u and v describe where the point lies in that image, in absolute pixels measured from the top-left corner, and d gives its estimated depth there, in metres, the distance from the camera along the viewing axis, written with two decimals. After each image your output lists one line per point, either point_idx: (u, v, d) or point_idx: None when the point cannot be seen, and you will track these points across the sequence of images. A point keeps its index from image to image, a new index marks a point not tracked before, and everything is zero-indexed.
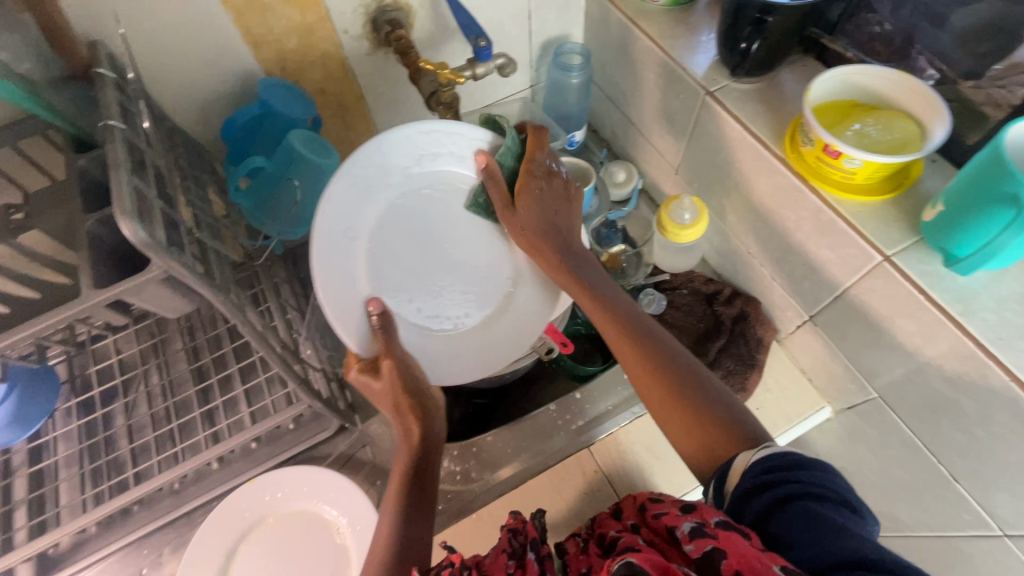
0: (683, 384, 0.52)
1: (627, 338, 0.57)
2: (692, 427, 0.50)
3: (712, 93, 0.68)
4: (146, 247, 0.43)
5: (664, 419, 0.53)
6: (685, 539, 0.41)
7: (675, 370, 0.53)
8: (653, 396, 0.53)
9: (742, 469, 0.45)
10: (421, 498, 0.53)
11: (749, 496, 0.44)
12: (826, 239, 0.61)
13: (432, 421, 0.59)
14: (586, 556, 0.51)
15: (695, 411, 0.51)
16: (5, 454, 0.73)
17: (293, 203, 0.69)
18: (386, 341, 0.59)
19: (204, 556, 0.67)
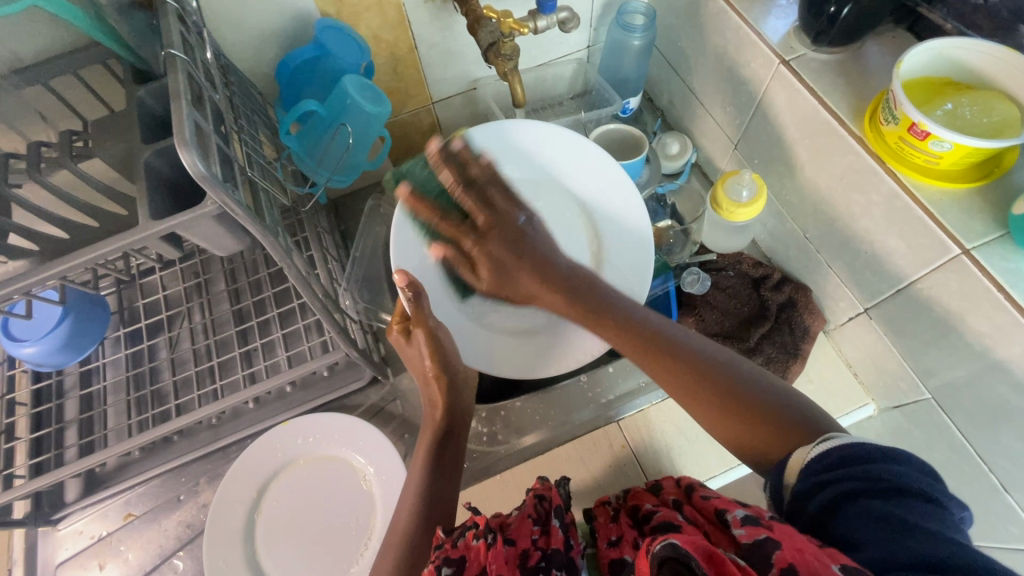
0: (745, 392, 0.47)
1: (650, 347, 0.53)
2: (734, 416, 0.47)
3: (788, 62, 0.63)
4: (204, 180, 0.43)
5: (719, 427, 0.48)
6: (736, 523, 0.42)
7: (703, 358, 0.51)
8: (703, 411, 0.49)
9: (801, 464, 0.41)
10: (446, 463, 0.56)
11: (806, 497, 0.40)
12: (897, 226, 0.57)
13: (456, 396, 0.61)
14: (616, 525, 0.54)
15: (739, 398, 0.47)
16: (58, 375, 0.77)
17: (342, 148, 0.67)
18: (418, 310, 0.59)
19: (237, 489, 0.70)
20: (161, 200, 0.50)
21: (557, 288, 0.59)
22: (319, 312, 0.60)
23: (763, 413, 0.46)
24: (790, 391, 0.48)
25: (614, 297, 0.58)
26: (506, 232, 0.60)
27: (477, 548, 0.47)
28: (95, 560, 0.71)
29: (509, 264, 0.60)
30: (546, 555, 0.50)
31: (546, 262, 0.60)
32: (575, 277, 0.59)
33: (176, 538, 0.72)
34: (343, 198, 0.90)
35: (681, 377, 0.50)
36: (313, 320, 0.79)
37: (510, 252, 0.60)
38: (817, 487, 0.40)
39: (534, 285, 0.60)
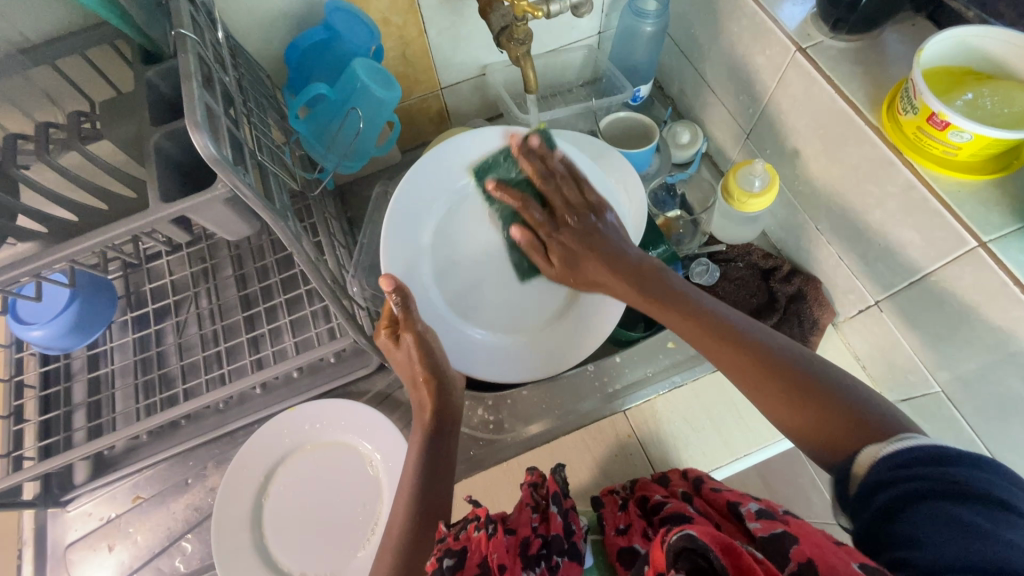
0: (797, 375, 0.46)
1: (711, 334, 0.51)
2: (800, 404, 0.45)
3: (805, 49, 0.62)
4: (215, 161, 0.42)
5: (790, 421, 0.45)
6: (751, 517, 0.44)
7: (772, 349, 0.48)
8: (769, 395, 0.47)
9: (870, 462, 0.39)
10: (438, 463, 0.55)
11: (877, 489, 0.38)
12: (912, 218, 0.56)
13: (446, 399, 0.60)
14: (623, 514, 0.55)
15: (803, 388, 0.45)
16: (66, 359, 0.77)
17: (352, 133, 0.67)
18: (407, 316, 0.59)
19: (245, 474, 0.70)
20: (171, 183, 0.50)
21: (624, 274, 0.60)
22: (328, 298, 0.60)
23: (835, 404, 0.43)
24: (858, 384, 0.45)
25: (681, 287, 0.58)
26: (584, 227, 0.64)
27: (477, 539, 0.47)
28: (104, 541, 0.72)
29: (577, 252, 0.63)
30: (545, 541, 0.51)
31: (616, 253, 0.62)
32: (640, 265, 0.60)
33: (184, 521, 0.73)
34: (350, 184, 0.89)
35: (740, 365, 0.49)
36: (320, 307, 0.79)
37: (586, 252, 0.63)
38: (880, 487, 0.38)
39: (602, 272, 0.62)
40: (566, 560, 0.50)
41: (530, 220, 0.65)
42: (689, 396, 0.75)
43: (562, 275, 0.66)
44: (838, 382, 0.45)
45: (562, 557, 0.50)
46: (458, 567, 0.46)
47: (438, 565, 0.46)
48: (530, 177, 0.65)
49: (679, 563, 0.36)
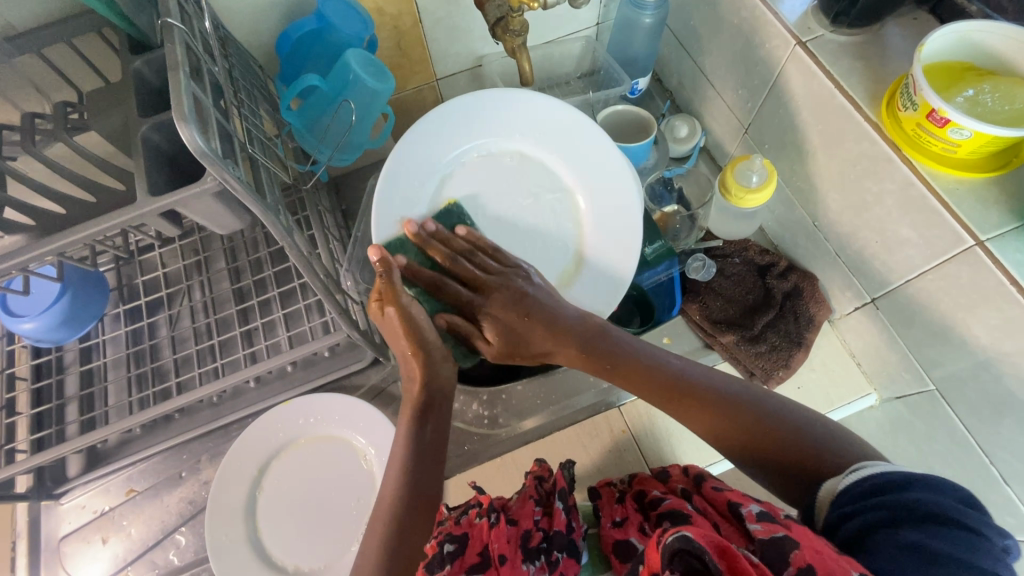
0: (734, 404, 0.52)
1: (667, 394, 0.55)
2: (756, 434, 0.51)
3: (804, 43, 0.61)
4: (203, 155, 0.41)
5: (724, 438, 0.52)
6: (752, 519, 0.43)
7: (718, 390, 0.54)
8: (709, 421, 0.53)
9: (830, 497, 0.45)
10: (429, 451, 0.54)
11: (839, 524, 0.43)
12: (910, 216, 0.56)
13: (437, 372, 0.57)
14: (621, 506, 0.55)
15: (765, 427, 0.51)
16: (58, 351, 0.77)
17: (345, 126, 0.66)
18: (390, 288, 0.56)
19: (239, 468, 0.70)
20: (160, 175, 0.49)
21: (572, 337, 0.60)
22: (320, 292, 0.59)
23: (792, 443, 0.49)
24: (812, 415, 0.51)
25: (632, 346, 0.59)
26: (513, 294, 0.62)
27: (479, 527, 0.50)
28: (98, 534, 0.72)
29: (518, 325, 0.62)
30: (546, 535, 0.51)
31: (561, 317, 0.61)
32: (587, 329, 0.60)
33: (178, 514, 0.73)
34: (345, 176, 0.88)
35: (699, 408, 0.53)
36: (314, 300, 0.78)
37: (520, 325, 0.62)
38: (844, 519, 0.43)
39: (545, 339, 0.61)
40: (565, 555, 0.50)
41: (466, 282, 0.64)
42: None
43: (504, 352, 0.63)
44: (791, 421, 0.51)
45: (562, 553, 0.50)
46: (458, 553, 0.47)
47: (438, 549, 0.47)
48: (451, 253, 0.64)
49: (673, 565, 0.36)
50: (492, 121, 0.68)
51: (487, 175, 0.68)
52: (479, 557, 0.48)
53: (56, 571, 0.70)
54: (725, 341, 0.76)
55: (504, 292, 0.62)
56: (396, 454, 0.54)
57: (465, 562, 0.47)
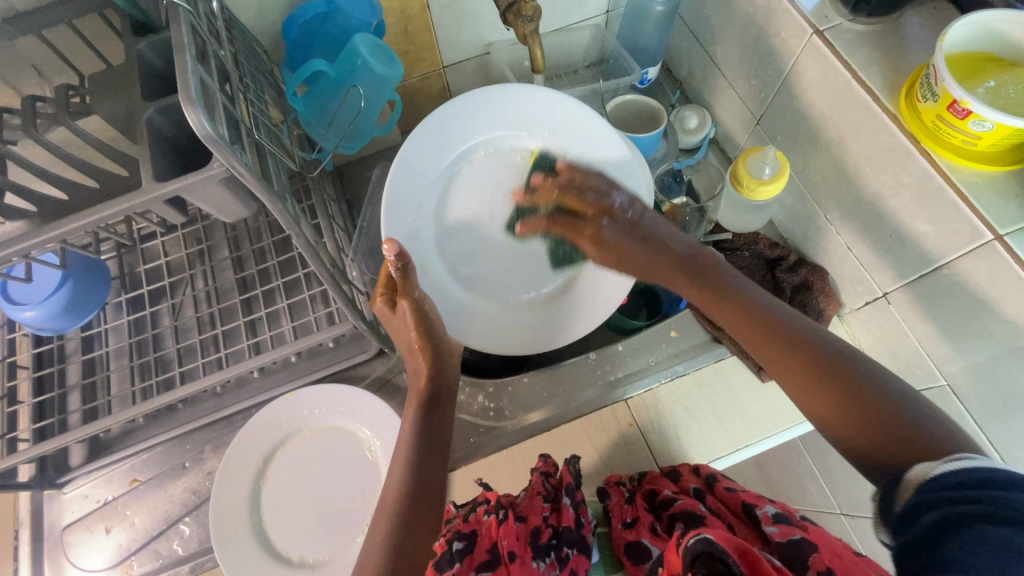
0: (833, 376, 0.46)
1: (768, 339, 0.51)
2: (833, 397, 0.46)
3: (822, 32, 0.60)
4: (210, 140, 0.40)
5: (821, 412, 0.46)
6: (767, 520, 0.44)
7: (832, 354, 0.48)
8: (800, 390, 0.48)
9: (915, 485, 0.38)
10: (432, 443, 0.55)
11: (921, 510, 0.37)
12: (927, 209, 0.55)
13: (444, 363, 0.60)
14: (631, 507, 0.54)
15: (852, 391, 0.45)
16: (59, 340, 0.76)
17: (353, 111, 0.65)
18: (404, 283, 0.55)
19: (243, 459, 0.69)
20: (164, 160, 0.48)
21: (677, 265, 0.58)
22: (326, 282, 0.58)
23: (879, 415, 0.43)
24: (904, 387, 0.45)
25: (733, 279, 0.56)
26: (628, 220, 0.59)
27: (489, 524, 0.49)
28: (101, 524, 0.71)
29: (626, 251, 0.60)
30: (555, 531, 0.51)
31: (665, 245, 0.59)
32: (687, 258, 0.58)
33: (182, 504, 0.72)
34: (349, 165, 0.87)
35: (786, 353, 0.49)
36: (318, 291, 0.77)
37: (637, 245, 0.59)
38: (925, 507, 0.37)
39: (649, 261, 0.59)
40: (575, 552, 0.49)
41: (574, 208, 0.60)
42: (691, 385, 0.74)
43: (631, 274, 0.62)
44: (884, 389, 0.45)
45: (571, 550, 0.49)
46: (467, 551, 0.47)
47: (446, 547, 0.47)
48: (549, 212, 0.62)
49: (695, 567, 0.35)
50: (486, 117, 0.69)
51: (488, 170, 0.69)
52: (489, 554, 0.47)
53: (59, 560, 0.70)
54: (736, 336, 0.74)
55: (614, 211, 0.59)
56: (401, 444, 0.55)
57: (473, 560, 0.46)
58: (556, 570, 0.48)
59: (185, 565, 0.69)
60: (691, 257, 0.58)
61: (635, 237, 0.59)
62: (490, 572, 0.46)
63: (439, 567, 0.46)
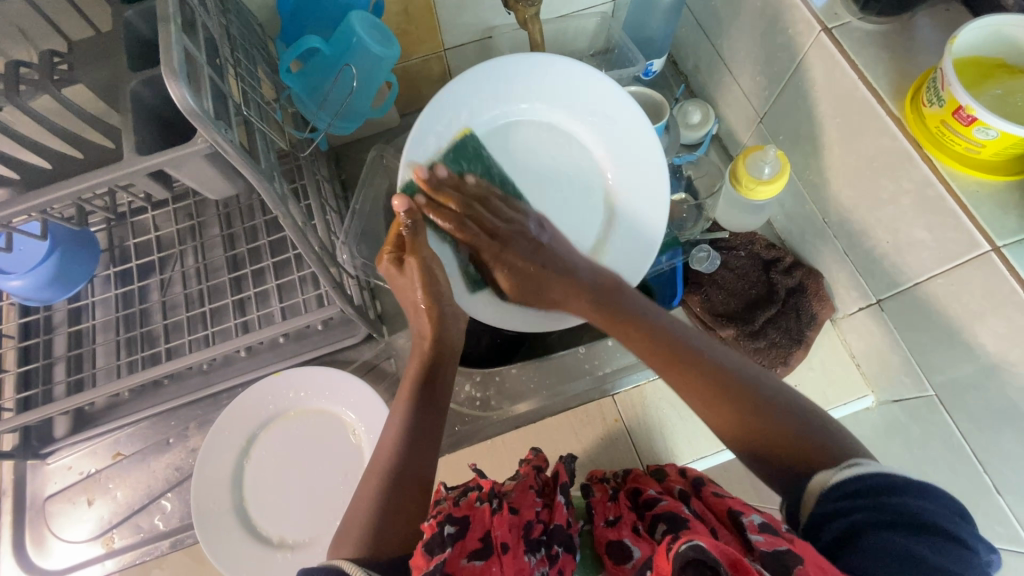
0: (733, 389, 0.48)
1: (669, 358, 0.53)
2: (718, 404, 0.48)
3: (829, 30, 0.59)
4: (193, 114, 0.39)
5: (714, 421, 0.49)
6: (754, 529, 0.42)
7: (725, 368, 0.50)
8: (697, 397, 0.50)
9: (817, 494, 0.41)
10: (430, 418, 0.54)
11: (823, 521, 0.40)
12: (925, 217, 0.54)
13: (448, 331, 0.59)
14: (614, 505, 0.54)
15: (734, 400, 0.48)
16: (46, 311, 0.76)
17: (347, 91, 0.64)
18: (411, 240, 0.59)
19: (225, 438, 0.69)
20: (149, 134, 0.47)
21: (579, 289, 0.62)
22: (314, 265, 0.58)
23: (756, 419, 0.46)
24: (778, 386, 0.48)
25: (640, 308, 0.59)
26: (532, 246, 0.64)
27: (482, 511, 0.45)
28: (83, 495, 0.71)
29: (532, 274, 0.64)
30: (546, 529, 0.48)
31: (571, 280, 0.63)
32: (586, 286, 0.62)
33: (164, 480, 0.72)
34: (345, 146, 0.86)
35: (688, 379, 0.51)
36: (308, 273, 0.76)
37: (558, 279, 0.63)
38: (834, 516, 0.40)
39: (559, 292, 0.63)
40: (564, 551, 0.46)
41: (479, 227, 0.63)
42: None
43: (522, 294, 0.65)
44: (765, 392, 0.48)
45: (561, 548, 0.46)
46: (458, 536, 0.43)
47: (437, 529, 0.43)
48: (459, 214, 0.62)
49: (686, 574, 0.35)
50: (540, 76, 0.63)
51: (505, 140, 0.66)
52: (481, 541, 0.43)
53: (40, 530, 0.70)
54: (723, 334, 0.76)
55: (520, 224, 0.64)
56: (397, 411, 0.54)
57: (465, 546, 0.43)
58: (546, 567, 0.44)
59: (165, 541, 0.69)
60: (598, 281, 0.63)
61: (533, 260, 0.64)
62: (481, 561, 0.42)
63: (428, 548, 0.41)
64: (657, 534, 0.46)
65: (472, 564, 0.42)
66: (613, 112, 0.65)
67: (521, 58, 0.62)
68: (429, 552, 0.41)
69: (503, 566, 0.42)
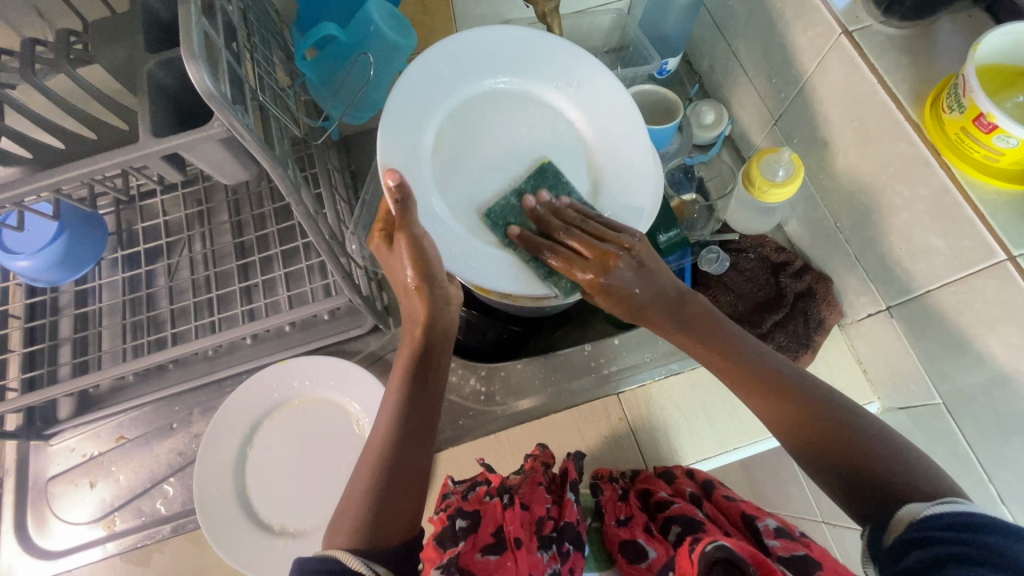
0: (828, 423, 0.47)
1: (764, 391, 0.51)
2: (813, 437, 0.47)
3: (850, 33, 0.58)
4: (211, 97, 0.39)
5: (809, 456, 0.47)
6: (770, 534, 0.45)
7: (820, 401, 0.49)
8: (795, 430, 0.48)
9: (905, 524, 0.40)
10: (423, 413, 0.52)
11: (905, 550, 0.38)
12: (940, 224, 0.54)
13: (437, 312, 0.54)
14: (625, 504, 0.54)
15: (836, 434, 0.46)
16: (53, 292, 0.76)
17: (363, 80, 0.64)
18: (402, 219, 0.51)
19: (230, 425, 0.69)
20: (165, 116, 0.47)
21: (666, 313, 0.56)
22: (325, 254, 0.57)
23: (850, 452, 0.45)
24: (870, 417, 0.47)
25: (730, 332, 0.55)
26: (637, 262, 0.55)
27: (494, 507, 0.47)
28: (86, 478, 0.71)
29: (629, 302, 0.56)
30: (557, 525, 0.49)
31: (662, 296, 0.56)
32: (675, 303, 0.56)
33: (167, 465, 0.72)
34: (356, 136, 0.86)
35: (784, 413, 0.49)
36: (316, 262, 0.76)
37: (641, 293, 0.56)
38: (916, 545, 0.38)
39: (647, 307, 0.56)
40: (575, 548, 0.47)
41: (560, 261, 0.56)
42: (685, 384, 0.74)
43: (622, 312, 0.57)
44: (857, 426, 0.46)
45: (572, 545, 0.47)
46: (470, 530, 0.45)
47: (450, 524, 0.46)
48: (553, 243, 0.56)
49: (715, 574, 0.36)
50: (523, 54, 0.63)
51: (482, 112, 0.62)
52: (494, 537, 0.44)
53: (42, 511, 0.70)
54: None
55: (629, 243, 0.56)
56: (388, 402, 0.52)
57: (477, 540, 0.44)
58: (557, 563, 0.45)
59: (166, 525, 0.69)
60: (680, 298, 0.57)
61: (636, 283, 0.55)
62: (496, 555, 0.43)
63: (441, 542, 0.45)
64: (670, 535, 0.48)
65: (486, 558, 0.43)
66: (598, 87, 0.64)
67: (527, 35, 0.62)
68: (442, 545, 0.44)
69: (518, 561, 0.43)
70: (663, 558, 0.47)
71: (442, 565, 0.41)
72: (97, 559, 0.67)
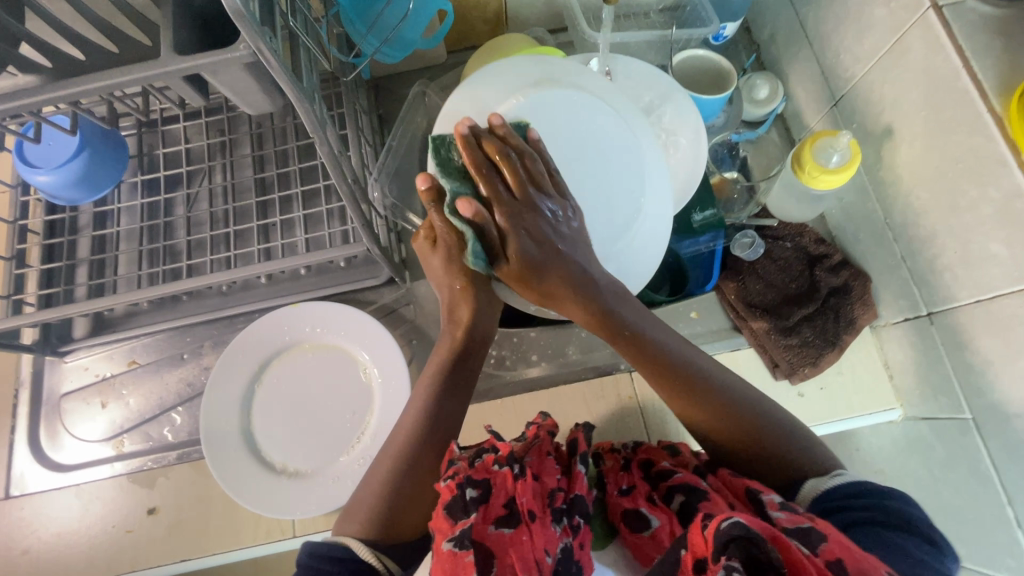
0: (752, 431, 0.50)
1: (685, 391, 0.52)
2: (733, 444, 0.51)
3: (939, 7, 0.52)
4: (237, 15, 0.36)
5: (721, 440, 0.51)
6: (773, 506, 0.42)
7: (752, 412, 0.51)
8: (700, 419, 0.52)
9: (812, 496, 0.47)
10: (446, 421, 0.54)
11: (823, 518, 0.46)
12: (1007, 231, 0.50)
13: (482, 310, 0.57)
14: (627, 474, 0.53)
15: (746, 433, 0.50)
16: (73, 212, 0.75)
17: (400, 15, 0.61)
18: (443, 220, 0.52)
19: (239, 362, 0.69)
20: (191, 34, 0.44)
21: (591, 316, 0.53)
22: (346, 199, 0.55)
23: (771, 452, 0.50)
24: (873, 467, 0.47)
25: (648, 327, 0.54)
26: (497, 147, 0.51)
27: (505, 476, 0.44)
28: (98, 398, 0.73)
29: (556, 288, 0.52)
30: (567, 496, 0.47)
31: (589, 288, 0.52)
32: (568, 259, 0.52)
33: (176, 394, 0.73)
34: (388, 79, 0.83)
35: (696, 406, 0.52)
36: (336, 206, 0.74)
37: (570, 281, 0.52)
38: (826, 513, 0.46)
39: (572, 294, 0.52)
40: (585, 522, 0.45)
41: (509, 181, 0.50)
42: None
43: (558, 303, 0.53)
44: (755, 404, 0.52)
45: (582, 518, 0.45)
46: (482, 501, 0.42)
47: (459, 492, 0.42)
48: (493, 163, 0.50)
49: (729, 551, 0.35)
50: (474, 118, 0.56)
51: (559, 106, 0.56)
52: (507, 509, 0.42)
53: (55, 425, 0.72)
54: (755, 327, 0.73)
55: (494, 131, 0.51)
56: (418, 399, 0.55)
57: (489, 512, 0.42)
58: (568, 537, 0.43)
59: (172, 452, 0.70)
60: (610, 299, 0.53)
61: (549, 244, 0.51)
62: (510, 529, 0.41)
63: (452, 511, 0.42)
64: (674, 504, 0.47)
65: (500, 532, 0.41)
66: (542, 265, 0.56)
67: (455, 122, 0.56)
68: (453, 515, 0.41)
69: (533, 535, 0.40)
70: (669, 528, 0.46)
71: (456, 537, 0.40)
72: (104, 477, 0.69)
